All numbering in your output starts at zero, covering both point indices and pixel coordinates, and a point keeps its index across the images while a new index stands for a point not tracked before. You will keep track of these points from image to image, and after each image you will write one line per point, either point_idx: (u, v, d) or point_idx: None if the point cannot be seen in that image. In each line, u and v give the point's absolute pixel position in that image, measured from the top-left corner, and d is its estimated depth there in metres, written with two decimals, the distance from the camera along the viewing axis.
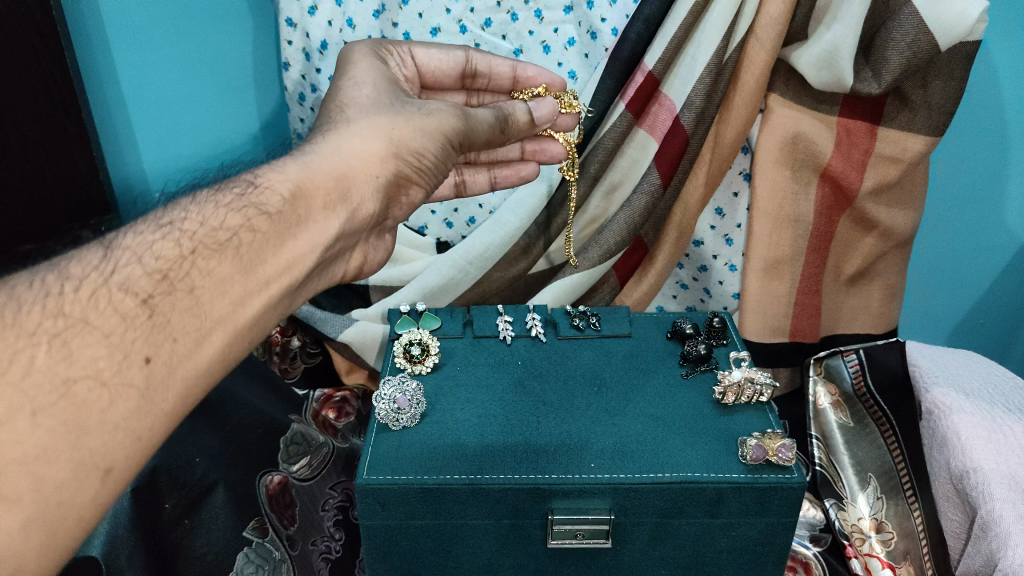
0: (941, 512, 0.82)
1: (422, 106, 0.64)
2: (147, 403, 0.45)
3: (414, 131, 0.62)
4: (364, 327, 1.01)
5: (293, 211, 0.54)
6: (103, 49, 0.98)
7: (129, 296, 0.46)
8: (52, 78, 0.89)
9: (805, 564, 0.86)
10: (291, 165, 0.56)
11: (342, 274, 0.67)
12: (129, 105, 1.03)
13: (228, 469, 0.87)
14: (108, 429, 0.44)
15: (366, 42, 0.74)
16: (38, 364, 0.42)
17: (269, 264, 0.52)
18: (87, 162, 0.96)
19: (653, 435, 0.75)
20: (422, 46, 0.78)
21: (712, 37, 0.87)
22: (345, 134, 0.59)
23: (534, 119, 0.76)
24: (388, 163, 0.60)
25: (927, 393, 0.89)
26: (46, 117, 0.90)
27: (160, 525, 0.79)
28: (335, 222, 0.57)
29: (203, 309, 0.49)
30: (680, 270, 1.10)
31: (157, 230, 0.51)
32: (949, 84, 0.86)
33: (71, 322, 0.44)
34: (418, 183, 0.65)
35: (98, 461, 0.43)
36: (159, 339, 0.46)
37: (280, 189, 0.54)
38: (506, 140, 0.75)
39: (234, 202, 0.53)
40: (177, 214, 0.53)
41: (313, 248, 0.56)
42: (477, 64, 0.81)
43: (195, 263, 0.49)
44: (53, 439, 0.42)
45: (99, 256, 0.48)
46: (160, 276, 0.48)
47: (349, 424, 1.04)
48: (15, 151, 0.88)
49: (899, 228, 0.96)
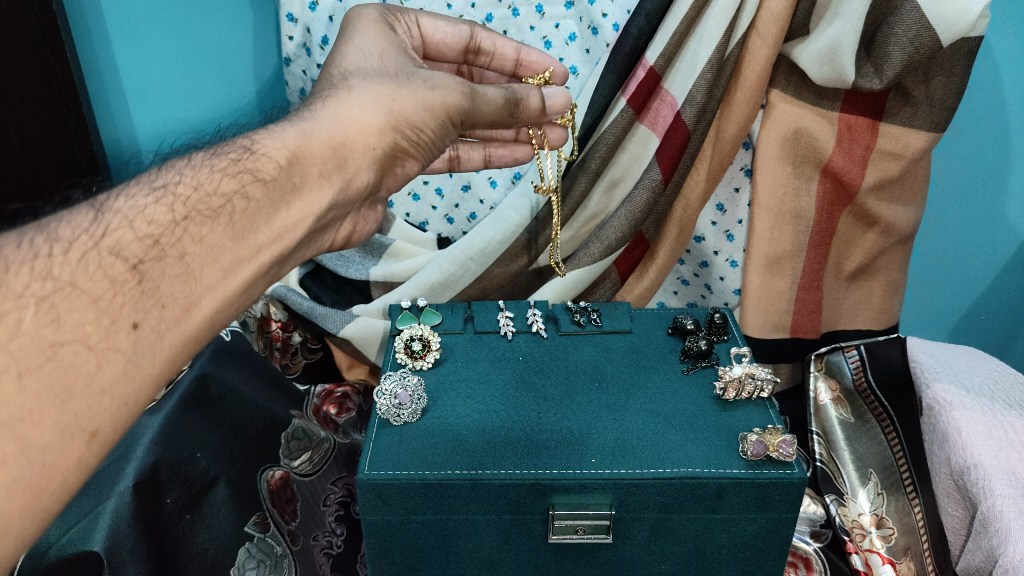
0: (942, 508, 0.82)
1: (427, 79, 0.63)
2: (135, 367, 0.46)
3: (414, 105, 0.61)
4: (364, 323, 1.00)
5: (289, 178, 0.54)
6: (103, 41, 0.98)
7: (119, 261, 0.46)
8: (52, 71, 0.92)
9: (805, 560, 0.86)
10: (290, 131, 0.56)
11: (329, 244, 0.68)
12: (128, 93, 1.04)
13: (228, 466, 0.86)
14: (94, 394, 0.44)
15: (375, 6, 0.73)
16: (25, 326, 0.43)
17: (260, 232, 0.53)
18: (85, 152, 1.00)
19: (653, 431, 0.75)
20: (429, 16, 0.78)
21: (713, 33, 0.87)
22: (344, 103, 0.59)
23: (546, 108, 0.74)
24: (385, 136, 0.59)
25: (928, 390, 0.90)
26: (45, 110, 0.93)
27: (160, 520, 0.78)
28: (329, 191, 0.57)
29: (195, 277, 0.49)
30: (681, 266, 1.10)
31: (150, 193, 0.51)
32: (951, 81, 0.86)
33: (59, 285, 0.45)
34: (413, 156, 0.65)
35: (83, 425, 0.44)
36: (147, 305, 0.47)
37: (277, 155, 0.54)
38: (513, 124, 0.73)
39: (229, 167, 0.53)
40: (171, 177, 0.53)
41: (306, 218, 0.56)
42: (481, 40, 0.81)
43: (187, 229, 0.50)
44: (39, 402, 0.42)
45: (89, 218, 0.49)
46: (151, 241, 0.48)
47: (349, 419, 1.05)
48: (14, 145, 0.92)
49: (901, 224, 0.96)
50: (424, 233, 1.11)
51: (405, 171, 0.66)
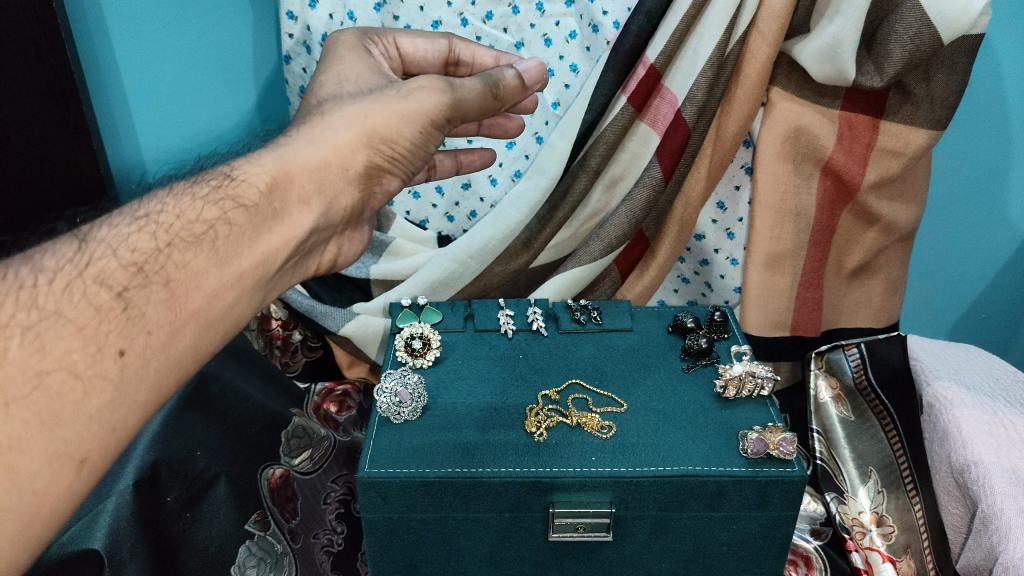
0: (942, 506, 0.82)
1: (404, 89, 0.64)
2: (120, 395, 0.47)
3: (389, 116, 0.62)
4: (365, 321, 1.00)
5: (269, 204, 0.56)
6: (104, 41, 1.00)
7: (103, 289, 0.48)
8: (51, 69, 0.92)
9: (805, 558, 0.87)
10: (267, 158, 0.58)
11: (315, 267, 0.68)
12: (128, 95, 1.05)
13: (229, 463, 0.86)
14: (82, 422, 0.45)
15: (352, 31, 0.76)
16: (12, 355, 0.44)
17: (244, 257, 0.54)
18: (85, 154, 1.00)
19: (653, 429, 0.75)
20: (406, 35, 0.78)
21: (713, 31, 0.88)
22: (319, 126, 0.61)
23: (525, 82, 0.70)
24: (358, 153, 0.61)
25: (928, 387, 0.89)
26: (46, 110, 0.94)
27: (161, 518, 0.78)
28: (310, 216, 0.58)
29: (179, 302, 0.51)
30: (681, 264, 1.10)
31: (133, 222, 0.53)
32: (952, 77, 0.86)
33: (44, 314, 0.46)
34: (391, 172, 0.65)
35: (71, 451, 0.45)
36: (133, 332, 0.48)
37: (257, 181, 0.56)
38: (500, 109, 0.71)
39: (211, 194, 0.55)
40: (153, 207, 0.55)
41: (288, 241, 0.57)
42: (460, 52, 0.81)
43: (170, 256, 0.51)
44: (27, 429, 0.43)
45: (73, 248, 0.50)
46: (135, 268, 0.50)
47: (349, 417, 1.05)
48: (14, 144, 0.92)
49: (901, 222, 0.96)
50: (425, 232, 1.11)
51: (383, 187, 0.67)
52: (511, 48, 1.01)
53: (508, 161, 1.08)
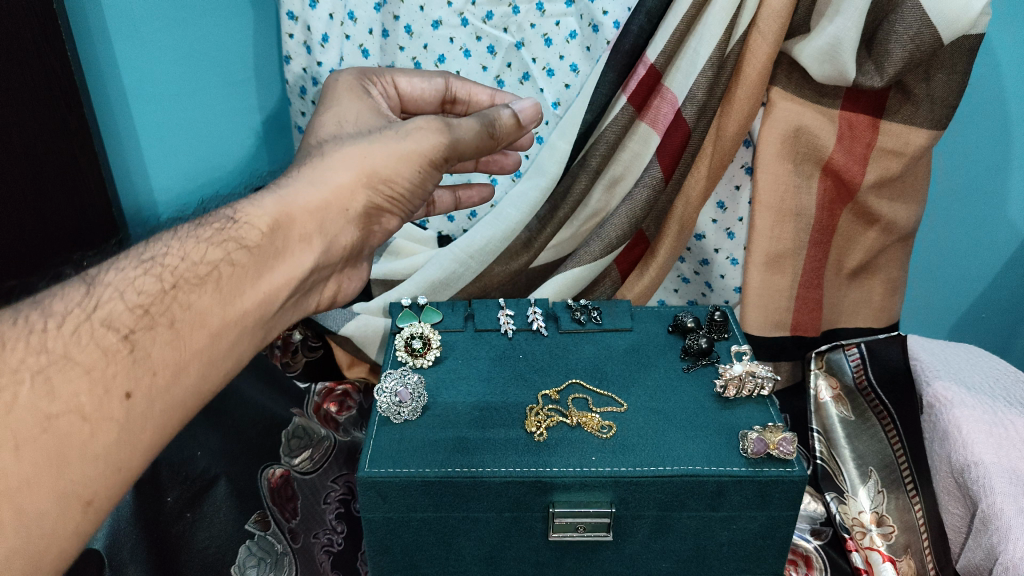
0: (941, 506, 0.82)
1: (403, 130, 0.67)
2: (126, 434, 0.50)
3: (387, 157, 0.65)
4: (365, 321, 0.99)
5: (272, 243, 0.60)
6: (105, 45, 0.92)
7: (111, 331, 0.51)
8: (52, 70, 0.83)
9: (805, 558, 0.86)
10: (269, 200, 0.61)
11: (315, 304, 0.72)
12: (131, 99, 0.97)
13: (228, 463, 0.88)
14: (89, 461, 0.48)
15: (350, 71, 0.77)
16: (22, 399, 0.46)
17: (246, 295, 0.58)
18: (88, 158, 0.91)
19: (653, 429, 0.75)
20: (404, 74, 0.79)
21: (714, 30, 0.88)
22: (318, 167, 0.64)
23: (521, 122, 0.73)
24: (358, 194, 0.64)
25: (928, 387, 0.89)
26: (46, 112, 0.84)
27: (161, 518, 0.81)
28: (310, 254, 0.62)
29: (183, 341, 0.53)
30: (681, 264, 1.10)
31: (138, 265, 0.55)
32: (953, 77, 0.86)
33: (53, 357, 0.48)
34: (390, 212, 0.69)
35: (79, 493, 0.48)
36: (139, 373, 0.51)
37: (259, 223, 0.59)
38: (495, 148, 0.73)
39: (214, 236, 0.58)
40: (158, 249, 0.57)
41: (289, 280, 0.61)
42: (457, 90, 0.82)
43: (176, 297, 0.54)
44: (37, 471, 0.45)
45: (81, 291, 0.52)
46: (141, 311, 0.52)
47: (350, 417, 1.03)
48: (14, 142, 0.82)
49: (901, 221, 0.96)
50: (425, 232, 1.12)
51: (383, 227, 0.71)
52: (510, 48, 1.01)
53: None
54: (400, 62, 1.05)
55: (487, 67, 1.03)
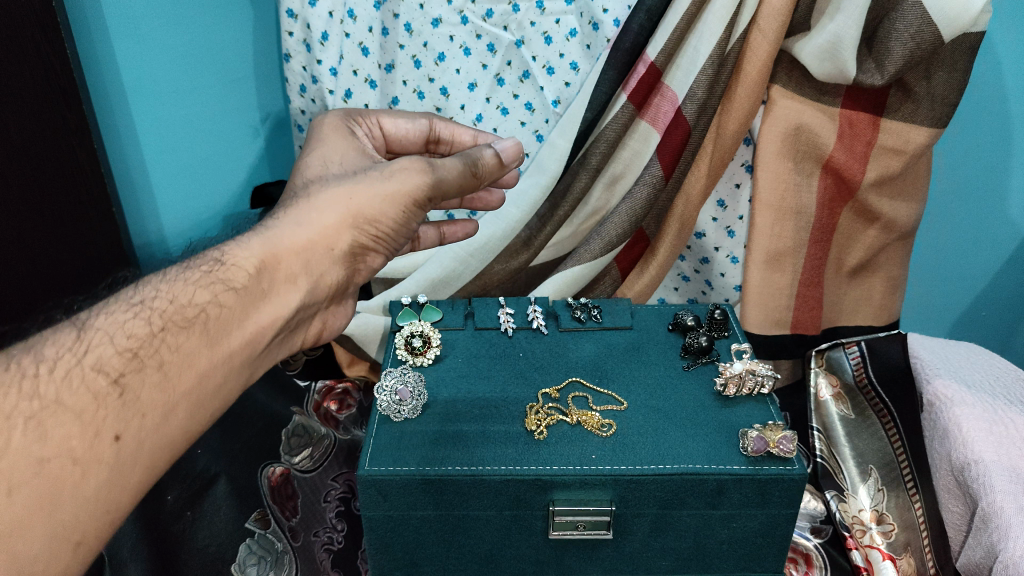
0: (942, 504, 0.82)
1: (387, 171, 0.66)
2: (116, 475, 0.49)
3: (372, 197, 0.64)
4: (365, 318, 0.98)
5: (258, 284, 0.59)
6: (104, 41, 0.91)
7: (101, 375, 0.49)
8: (51, 68, 0.81)
9: (805, 556, 0.87)
10: (254, 240, 0.61)
11: (301, 340, 0.70)
12: (129, 95, 0.96)
13: (229, 462, 0.90)
14: (81, 503, 0.47)
15: (337, 112, 0.77)
16: (15, 444, 0.45)
17: (234, 335, 0.57)
18: (86, 152, 0.88)
19: (653, 427, 0.75)
20: (389, 114, 0.80)
21: (713, 28, 0.88)
22: (305, 208, 0.63)
23: (502, 160, 0.72)
24: (343, 234, 0.63)
25: (928, 386, 0.89)
26: (46, 111, 0.82)
27: (162, 517, 0.82)
28: (296, 293, 0.62)
29: (172, 383, 0.52)
30: (681, 262, 1.10)
31: (128, 308, 0.54)
32: (953, 76, 0.86)
33: (45, 403, 0.47)
34: (375, 250, 0.68)
35: (68, 534, 0.46)
36: (128, 416, 0.50)
37: (246, 265, 0.59)
38: (478, 186, 0.72)
39: (201, 278, 0.57)
40: (147, 292, 0.56)
41: (276, 318, 0.60)
42: (440, 130, 0.82)
43: (164, 339, 0.53)
44: (29, 514, 0.44)
45: (72, 335, 0.51)
46: (129, 354, 0.51)
47: (350, 415, 1.03)
48: (14, 142, 0.80)
49: (901, 219, 0.96)
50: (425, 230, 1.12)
51: (368, 265, 0.70)
52: (510, 46, 1.01)
53: None
54: (400, 60, 1.05)
55: (487, 66, 1.03)
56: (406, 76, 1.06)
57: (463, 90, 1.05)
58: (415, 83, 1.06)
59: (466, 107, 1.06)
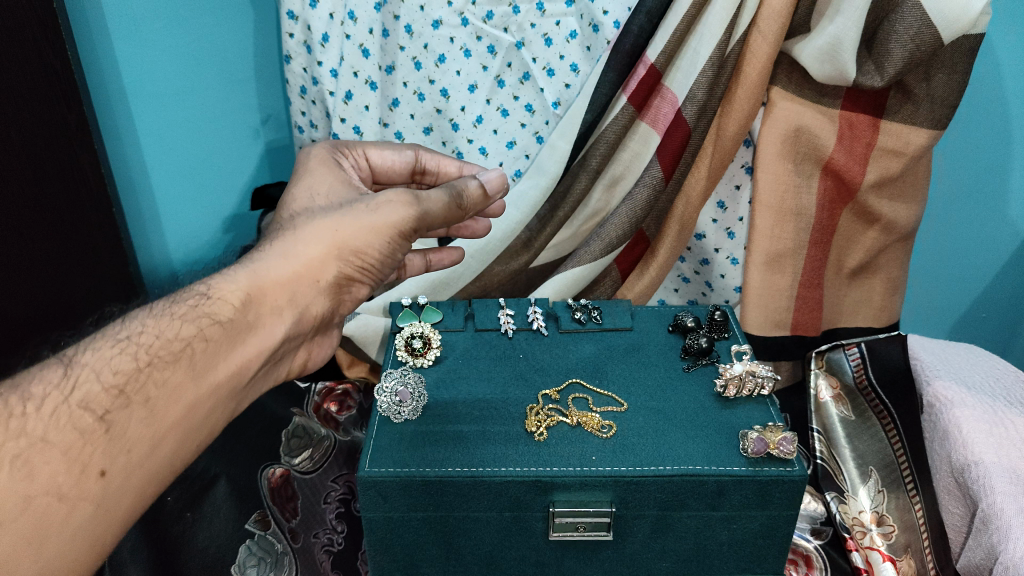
0: (942, 506, 0.82)
1: (372, 203, 0.66)
2: (101, 511, 0.51)
3: (358, 230, 0.64)
4: (365, 320, 0.98)
5: (244, 317, 0.60)
6: (104, 42, 0.96)
7: (87, 412, 0.51)
8: (52, 70, 0.89)
9: (806, 557, 0.86)
10: (241, 273, 0.62)
11: (286, 371, 0.71)
12: (128, 96, 1.00)
13: (229, 463, 0.90)
14: (66, 536, 0.49)
15: (323, 144, 0.78)
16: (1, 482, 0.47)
17: (219, 368, 0.58)
18: (87, 153, 0.96)
19: (653, 428, 0.76)
20: (376, 146, 0.80)
21: (714, 30, 0.88)
22: (290, 240, 0.64)
23: (487, 191, 0.73)
24: (329, 265, 0.64)
25: (928, 387, 0.89)
26: (46, 111, 0.90)
27: (161, 517, 0.83)
28: (281, 326, 0.62)
29: (159, 418, 0.54)
30: (682, 263, 1.10)
31: (114, 344, 0.55)
32: (953, 78, 0.86)
33: (32, 441, 0.49)
34: (362, 281, 0.69)
35: (56, 567, 0.49)
36: (115, 451, 0.51)
37: (231, 298, 0.60)
38: (464, 216, 0.73)
39: (187, 312, 0.58)
40: (134, 326, 0.57)
41: (259, 352, 0.61)
42: (426, 161, 0.83)
43: (150, 375, 0.54)
44: (15, 548, 0.46)
45: (59, 373, 0.53)
46: (116, 390, 0.53)
47: (350, 416, 1.02)
48: (14, 142, 0.88)
49: (901, 221, 0.96)
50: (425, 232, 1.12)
51: (354, 295, 0.70)
52: (511, 48, 1.01)
53: (508, 162, 1.08)
54: (400, 62, 1.05)
55: (487, 67, 1.03)
56: (407, 77, 1.06)
57: (464, 91, 1.05)
58: (415, 85, 1.06)
59: (466, 108, 1.06)
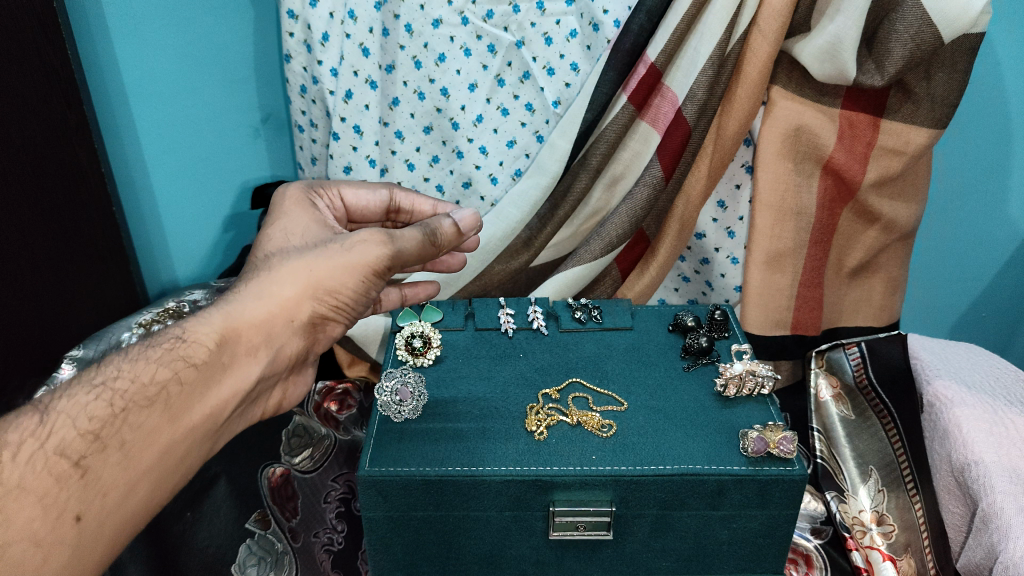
0: (941, 504, 0.83)
1: (345, 243, 0.66)
2: (76, 554, 0.52)
3: (332, 269, 0.65)
4: (365, 320, 0.98)
5: (218, 359, 0.61)
6: (104, 43, 0.97)
7: (63, 458, 0.52)
8: (52, 67, 0.91)
9: (806, 556, 0.86)
10: (215, 314, 0.62)
11: (261, 411, 0.72)
12: (129, 97, 1.02)
13: (229, 461, 0.90)
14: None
15: (297, 184, 0.78)
16: None
17: (194, 411, 0.59)
18: (87, 152, 0.99)
19: (653, 427, 0.76)
20: (351, 186, 0.80)
21: (714, 29, 0.88)
22: (265, 279, 0.64)
23: (460, 230, 0.73)
24: (303, 306, 0.65)
25: (928, 386, 0.90)
26: (47, 109, 0.92)
27: (162, 519, 0.83)
28: (255, 366, 0.63)
29: (134, 460, 0.55)
30: (682, 263, 1.10)
31: (90, 390, 0.56)
32: (953, 77, 0.86)
33: (8, 488, 0.50)
34: (336, 319, 0.69)
35: None
36: (90, 496, 0.53)
37: (206, 340, 0.61)
38: (438, 254, 0.73)
39: (163, 355, 0.59)
40: (109, 371, 0.57)
41: (236, 391, 0.62)
42: (401, 200, 0.83)
43: (126, 419, 0.55)
44: None
45: (35, 419, 0.54)
46: (92, 436, 0.54)
47: (350, 415, 1.02)
48: (15, 139, 0.89)
49: (901, 220, 0.96)
50: None
51: (329, 332, 0.71)
52: (511, 47, 1.01)
53: (508, 161, 1.08)
54: (400, 61, 1.04)
55: (487, 66, 1.03)
56: (407, 77, 1.05)
57: (463, 91, 1.05)
58: (415, 84, 1.06)
59: (466, 108, 1.06)
